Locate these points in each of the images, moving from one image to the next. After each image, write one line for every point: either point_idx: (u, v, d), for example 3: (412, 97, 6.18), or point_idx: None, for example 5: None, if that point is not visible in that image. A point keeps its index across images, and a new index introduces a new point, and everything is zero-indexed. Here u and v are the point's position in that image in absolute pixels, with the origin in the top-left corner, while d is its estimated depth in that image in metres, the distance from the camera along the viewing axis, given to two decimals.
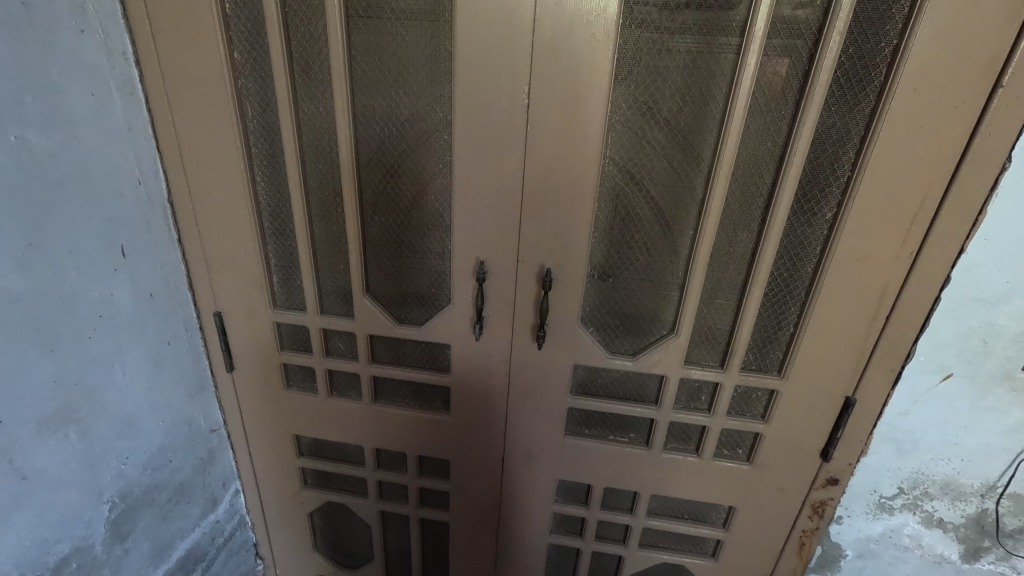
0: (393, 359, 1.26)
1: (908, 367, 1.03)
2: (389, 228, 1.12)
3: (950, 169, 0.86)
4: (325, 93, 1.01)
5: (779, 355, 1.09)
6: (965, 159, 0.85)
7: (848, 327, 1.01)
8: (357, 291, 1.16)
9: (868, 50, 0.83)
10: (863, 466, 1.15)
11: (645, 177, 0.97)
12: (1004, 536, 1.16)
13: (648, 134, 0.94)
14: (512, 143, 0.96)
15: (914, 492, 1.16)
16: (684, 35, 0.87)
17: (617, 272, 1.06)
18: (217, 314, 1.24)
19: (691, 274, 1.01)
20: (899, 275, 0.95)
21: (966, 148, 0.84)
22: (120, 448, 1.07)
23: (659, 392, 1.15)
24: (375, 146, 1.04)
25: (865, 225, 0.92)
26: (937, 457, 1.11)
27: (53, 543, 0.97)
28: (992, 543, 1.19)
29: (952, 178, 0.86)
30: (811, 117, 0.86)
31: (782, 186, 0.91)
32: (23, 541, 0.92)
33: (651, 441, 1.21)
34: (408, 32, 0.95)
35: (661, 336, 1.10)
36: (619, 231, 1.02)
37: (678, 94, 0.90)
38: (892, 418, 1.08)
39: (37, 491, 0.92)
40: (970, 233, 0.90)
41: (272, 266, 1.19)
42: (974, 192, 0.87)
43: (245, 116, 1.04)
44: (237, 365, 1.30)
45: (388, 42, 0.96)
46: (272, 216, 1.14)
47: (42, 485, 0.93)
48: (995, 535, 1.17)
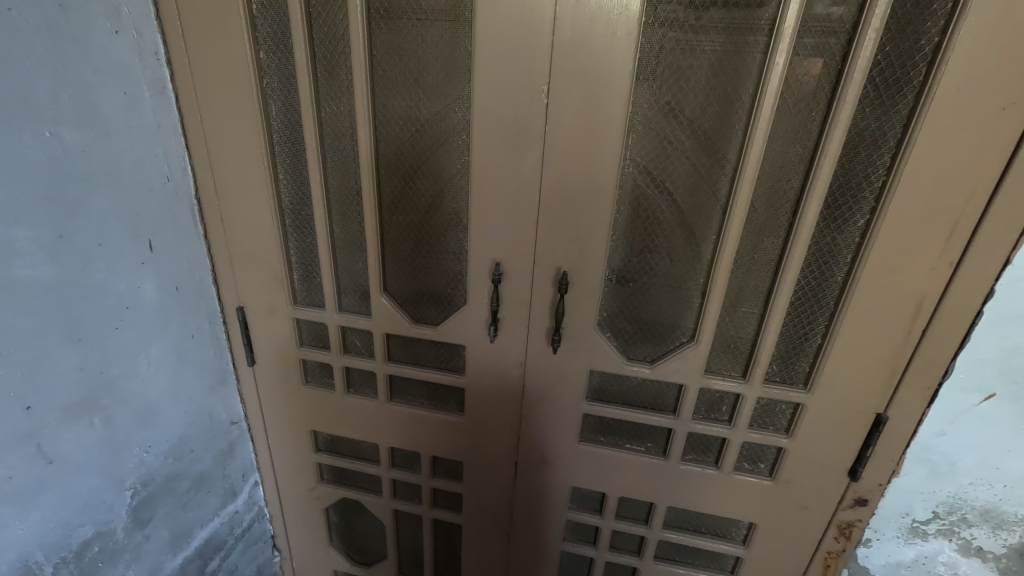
0: (409, 359, 1.26)
1: (946, 384, 0.97)
2: (408, 228, 1.12)
3: (996, 175, 0.81)
4: (348, 92, 1.02)
5: (805, 367, 1.04)
6: (1013, 164, 0.79)
7: (880, 340, 0.96)
8: (375, 290, 1.17)
9: (907, 49, 0.78)
10: (894, 488, 1.09)
11: (667, 180, 0.95)
12: None
13: (670, 135, 0.91)
14: (531, 144, 0.95)
15: (950, 518, 1.09)
16: (710, 34, 0.84)
17: (636, 277, 1.04)
18: (240, 309, 1.26)
19: (712, 281, 0.98)
20: (937, 286, 0.89)
21: (1014, 153, 0.79)
22: (143, 437, 1.10)
23: (678, 401, 1.12)
24: (395, 146, 1.05)
25: (900, 233, 0.87)
26: (977, 482, 1.04)
27: (76, 526, 1.00)
28: None
29: (998, 184, 0.81)
30: (843, 120, 0.82)
31: (811, 191, 0.88)
32: (47, 523, 0.95)
33: (668, 452, 1.18)
34: (429, 32, 0.95)
35: (680, 344, 1.07)
36: (638, 235, 1.00)
37: (702, 95, 0.88)
38: (926, 438, 1.03)
39: (62, 475, 0.95)
40: (1017, 243, 0.84)
41: (293, 263, 1.21)
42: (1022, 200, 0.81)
43: (270, 114, 1.06)
44: (258, 359, 1.33)
45: (409, 42, 0.96)
46: (294, 213, 1.16)
47: (67, 469, 0.96)
48: None
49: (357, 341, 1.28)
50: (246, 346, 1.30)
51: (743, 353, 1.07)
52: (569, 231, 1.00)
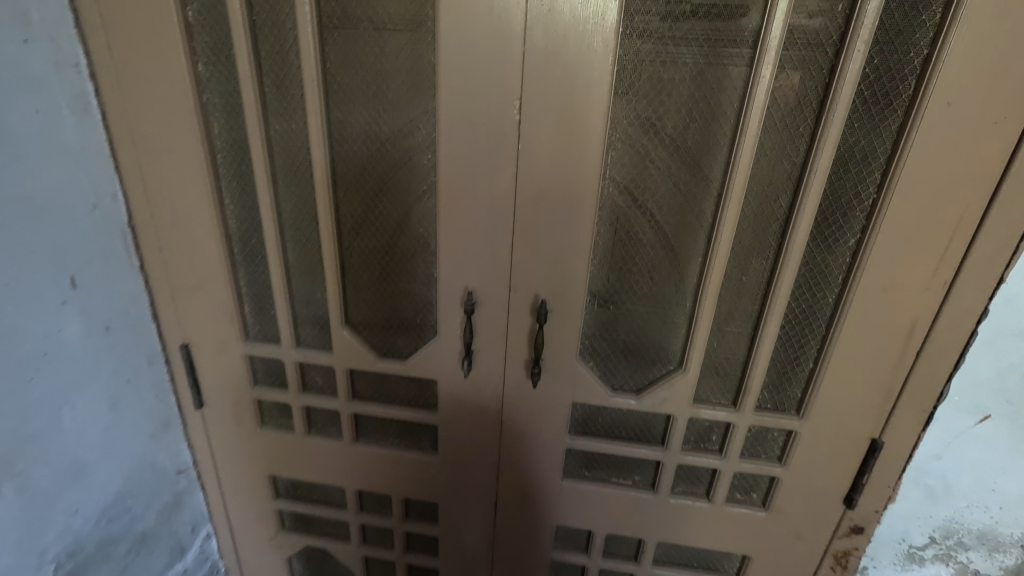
0: (376, 396, 1.15)
1: (942, 406, 0.93)
2: (371, 255, 1.03)
3: (989, 191, 0.77)
4: (300, 108, 0.92)
5: (797, 392, 1.00)
6: (1006, 179, 0.76)
7: (875, 363, 0.91)
8: (335, 323, 1.06)
9: (896, 61, 0.75)
10: (891, 514, 1.05)
11: (649, 200, 0.89)
12: None
13: (652, 152, 0.85)
14: (503, 163, 0.87)
15: (947, 542, 1.05)
16: (691, 45, 0.79)
17: (619, 302, 0.97)
18: (184, 347, 1.13)
19: (700, 305, 0.92)
20: (931, 306, 0.86)
21: (1007, 168, 0.76)
22: (67, 500, 0.96)
23: (666, 432, 1.05)
24: (355, 167, 0.96)
25: (893, 251, 0.83)
26: (973, 505, 1.00)
27: None
28: None
29: (992, 200, 0.78)
30: (833, 135, 0.78)
31: (801, 210, 0.83)
32: None
33: (657, 485, 1.11)
34: (388, 41, 0.86)
35: (667, 371, 1.00)
36: (620, 258, 0.93)
37: (685, 110, 0.82)
38: (923, 462, 0.99)
39: None
40: (1010, 260, 0.81)
41: (244, 295, 1.10)
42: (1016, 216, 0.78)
43: (212, 132, 0.96)
44: (207, 401, 1.20)
45: (367, 53, 0.88)
46: (244, 240, 1.05)
47: None
48: None
49: (318, 378, 1.17)
50: (192, 387, 1.17)
51: (733, 378, 1.01)
52: (547, 256, 0.92)
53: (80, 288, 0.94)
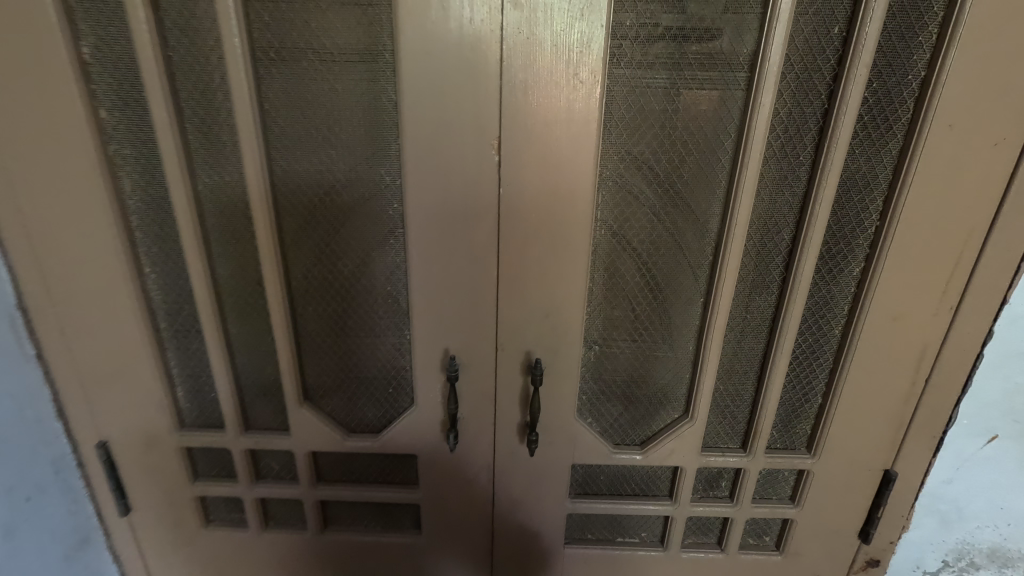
0: (346, 476, 1.00)
1: (951, 431, 0.90)
2: (330, 320, 0.88)
3: (991, 212, 0.75)
4: (233, 156, 0.78)
5: (806, 429, 0.94)
6: (1008, 200, 0.74)
7: (885, 393, 0.87)
8: (292, 401, 0.91)
9: (895, 83, 0.70)
10: (904, 542, 1.01)
11: (644, 241, 0.81)
12: None
13: (648, 188, 0.78)
14: (483, 209, 0.77)
15: (959, 564, 1.02)
16: (684, 72, 0.72)
17: (617, 351, 0.88)
18: (101, 446, 0.93)
19: (706, 348, 0.85)
20: (939, 332, 0.82)
21: (1007, 189, 0.73)
22: None
23: (674, 484, 0.97)
24: (304, 221, 0.82)
25: (900, 279, 0.79)
26: (983, 524, 0.98)
27: None
28: None
29: (994, 222, 0.75)
30: (837, 163, 0.73)
31: (807, 242, 0.77)
32: None
33: (667, 540, 1.02)
34: (338, 76, 0.74)
35: (672, 420, 0.92)
36: (617, 304, 0.85)
37: (680, 141, 0.75)
38: (934, 487, 0.95)
39: None
40: (1014, 281, 0.79)
41: (175, 376, 0.92)
42: (1018, 237, 0.76)
43: (122, 189, 0.79)
44: (134, 505, 0.99)
45: (313, 91, 0.75)
46: (170, 313, 0.87)
47: None
48: None
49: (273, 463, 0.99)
50: (115, 491, 0.97)
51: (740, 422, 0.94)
52: (537, 308, 0.82)
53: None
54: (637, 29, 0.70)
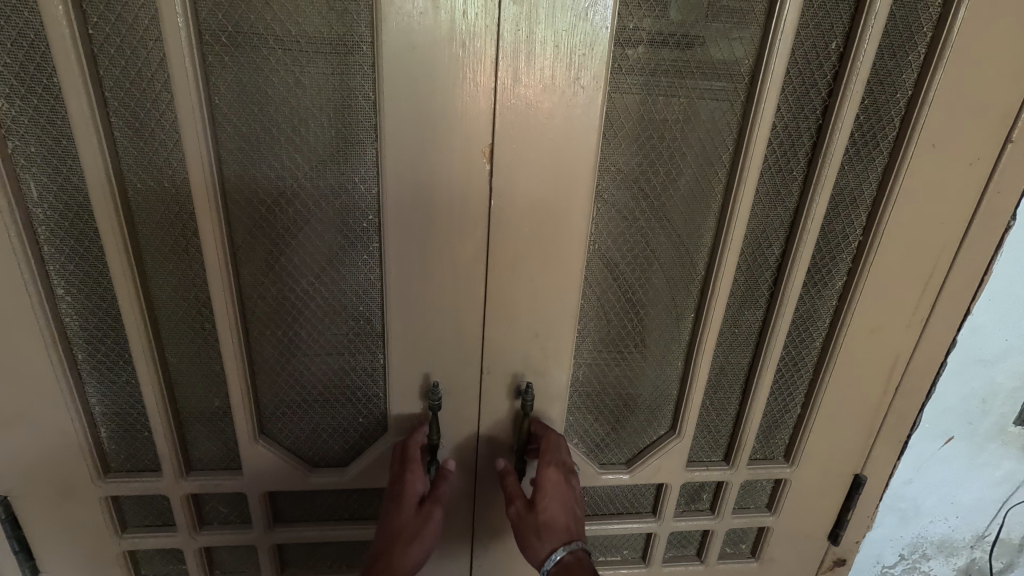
0: (306, 515, 0.89)
1: (915, 434, 0.95)
2: (289, 345, 0.78)
3: (962, 229, 0.78)
4: (172, 158, 0.65)
5: (785, 439, 0.95)
6: (977, 218, 0.77)
7: (859, 402, 0.90)
8: (244, 437, 0.79)
9: (884, 101, 0.71)
10: (868, 540, 1.05)
11: (637, 256, 0.77)
12: None
13: (644, 201, 0.74)
14: (471, 221, 0.70)
15: (913, 556, 1.08)
16: (685, 81, 0.69)
17: (606, 368, 0.84)
18: (1, 500, 0.78)
19: (696, 364, 0.83)
20: (910, 342, 0.85)
21: (978, 207, 0.76)
22: None
23: (658, 501, 0.94)
24: (260, 234, 0.71)
25: (879, 292, 0.81)
26: (936, 519, 1.04)
27: None
28: None
29: (964, 238, 0.78)
30: (829, 178, 0.73)
31: (797, 257, 0.77)
32: None
33: (649, 556, 1.00)
34: (304, 68, 0.64)
35: (659, 437, 0.90)
36: (609, 320, 0.81)
37: (679, 153, 0.72)
38: (896, 488, 1.00)
39: None
40: (976, 293, 0.83)
41: (96, 414, 0.77)
42: (984, 253, 0.79)
43: (25, 195, 0.64)
44: (45, 564, 0.84)
45: (272, 84, 0.64)
46: (90, 342, 0.73)
47: None
48: None
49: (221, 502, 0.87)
50: (21, 552, 0.81)
51: (724, 436, 0.93)
52: (526, 328, 0.76)
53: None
54: (639, 33, 0.66)
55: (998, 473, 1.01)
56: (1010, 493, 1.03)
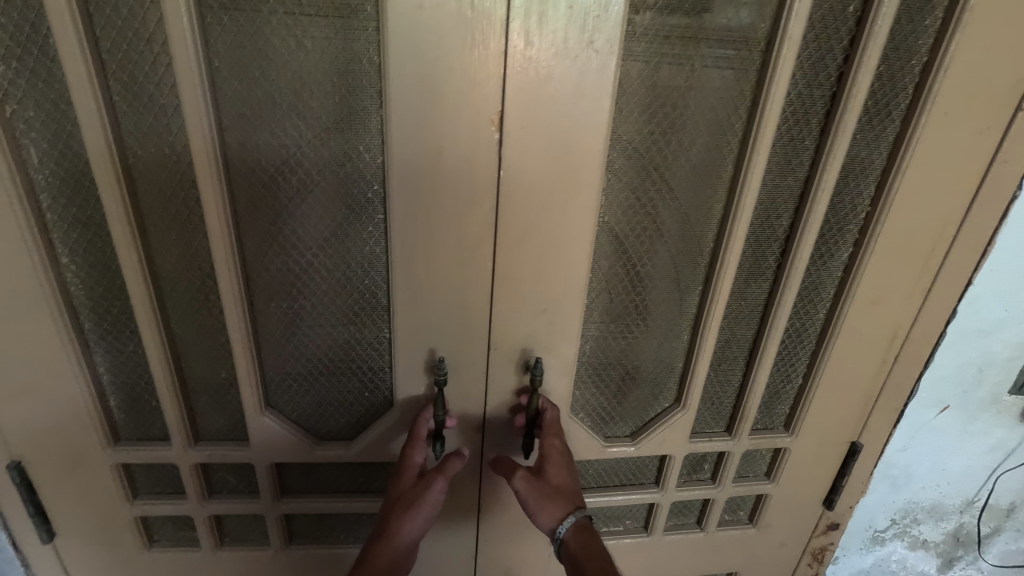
0: (314, 488, 0.90)
1: (911, 404, 0.97)
2: (293, 321, 0.77)
3: (970, 199, 0.78)
4: (173, 124, 0.63)
5: (785, 410, 0.96)
6: (985, 188, 0.77)
7: (859, 372, 0.91)
8: (251, 409, 0.79)
9: (898, 68, 0.70)
10: (861, 506, 1.08)
11: (646, 228, 0.77)
12: (977, 544, 1.18)
13: (656, 171, 0.73)
14: (480, 190, 0.68)
15: (904, 521, 1.12)
16: (700, 47, 0.67)
17: (614, 341, 0.85)
18: (16, 465, 0.78)
19: (702, 336, 0.83)
20: (911, 313, 0.86)
21: (986, 177, 0.76)
22: None
23: (661, 472, 0.96)
24: (263, 204, 0.70)
25: (885, 264, 0.81)
26: (928, 485, 1.07)
27: None
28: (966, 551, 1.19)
29: (970, 208, 0.78)
30: (841, 148, 0.72)
31: (806, 229, 0.77)
32: None
33: (651, 525, 1.02)
34: (306, 31, 0.62)
35: (663, 410, 0.91)
36: (617, 292, 0.81)
37: (692, 122, 0.71)
38: (890, 455, 1.02)
39: None
40: (979, 264, 0.83)
41: (106, 383, 0.77)
42: (988, 223, 0.80)
43: (24, 161, 0.62)
44: (61, 529, 0.85)
45: (274, 47, 0.62)
46: (96, 313, 0.72)
47: None
48: (969, 544, 1.18)
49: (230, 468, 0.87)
50: (37, 515, 0.82)
51: (726, 407, 0.94)
52: (535, 301, 0.76)
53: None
54: None
55: (990, 440, 1.04)
56: (1000, 460, 1.06)
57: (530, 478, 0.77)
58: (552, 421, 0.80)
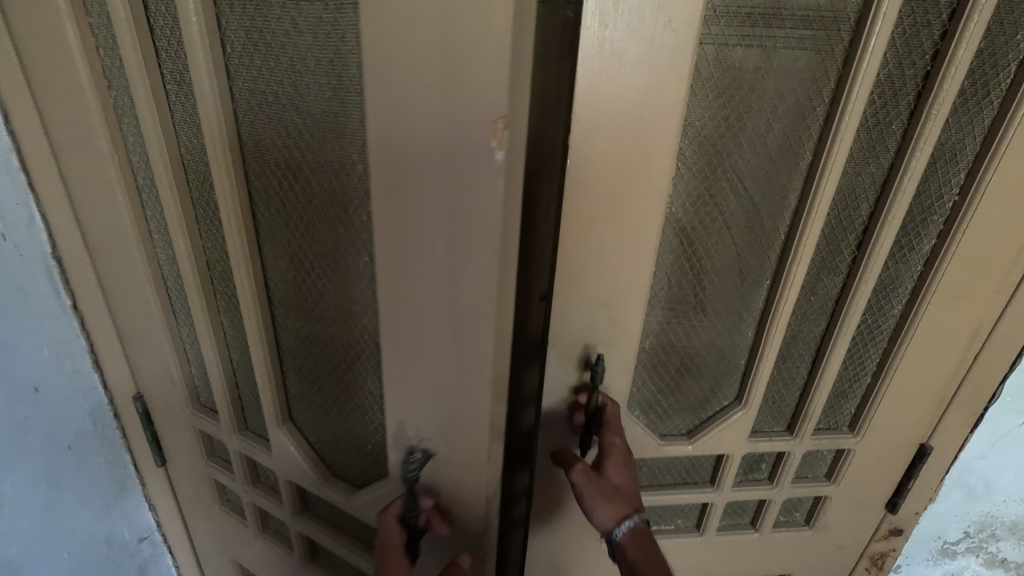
0: (331, 520, 0.90)
1: (992, 408, 0.91)
2: (308, 344, 0.77)
3: None
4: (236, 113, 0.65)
5: (851, 409, 0.91)
6: None
7: (934, 370, 0.85)
8: (272, 420, 0.82)
9: (1001, 44, 0.65)
10: (930, 514, 1.02)
11: (714, 221, 0.73)
12: None
13: (726, 160, 0.69)
14: None
15: (980, 535, 1.06)
16: (784, 22, 0.62)
17: (675, 338, 0.81)
18: (138, 398, 0.92)
19: (770, 333, 0.79)
20: (996, 310, 0.80)
21: None
22: None
23: (717, 471, 0.93)
24: (281, 211, 0.69)
25: (974, 257, 0.75)
26: (1010, 499, 1.02)
27: None
28: None
29: None
30: (934, 132, 0.66)
31: (888, 219, 0.72)
32: None
33: (703, 525, 0.99)
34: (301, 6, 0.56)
35: (723, 409, 0.87)
36: (680, 287, 0.77)
37: (770, 106, 0.66)
38: (966, 462, 0.97)
39: None
40: None
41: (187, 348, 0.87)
42: None
43: (123, 145, 0.72)
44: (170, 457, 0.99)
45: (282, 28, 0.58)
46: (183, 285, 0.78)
47: None
48: None
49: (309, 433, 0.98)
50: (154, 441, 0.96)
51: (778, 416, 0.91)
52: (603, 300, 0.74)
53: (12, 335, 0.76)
54: None
55: None
56: None
57: (590, 472, 0.75)
58: (612, 416, 0.77)
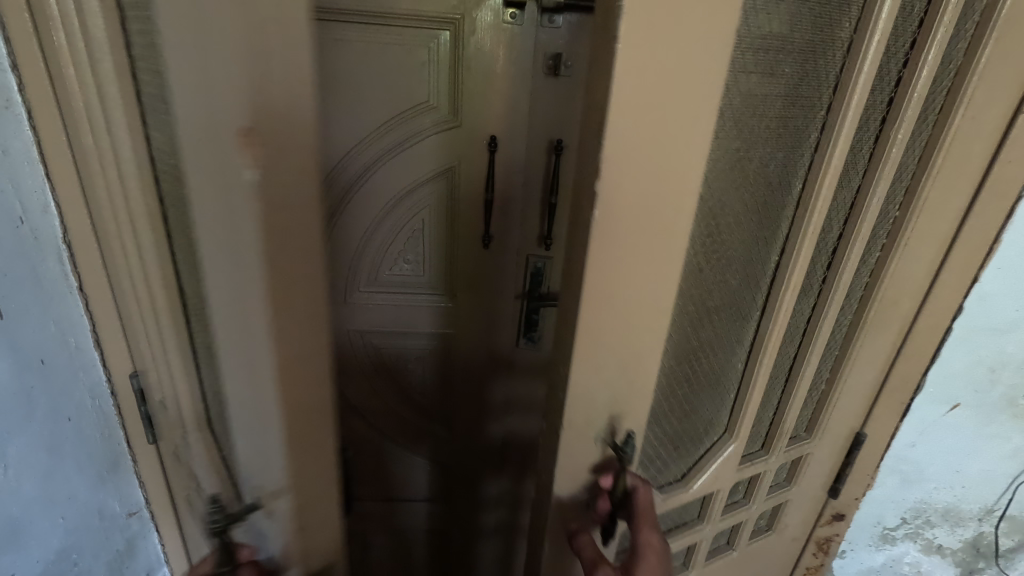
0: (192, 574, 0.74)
1: (918, 400, 0.98)
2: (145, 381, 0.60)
3: (983, 167, 0.73)
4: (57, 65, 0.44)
5: (807, 414, 0.90)
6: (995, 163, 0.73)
7: (876, 357, 0.87)
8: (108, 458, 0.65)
9: (951, 47, 0.65)
10: (868, 500, 1.10)
11: (718, 249, 0.63)
12: (998, 556, 1.20)
13: (738, 186, 0.61)
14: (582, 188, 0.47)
15: (916, 521, 1.15)
16: (791, 29, 0.55)
17: (673, 386, 0.70)
18: None
19: (763, 353, 0.73)
20: (919, 299, 0.83)
21: (995, 155, 0.73)
22: None
23: (706, 507, 0.84)
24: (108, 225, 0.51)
25: (919, 249, 0.77)
26: (940, 486, 1.10)
27: None
28: (985, 562, 1.21)
29: (988, 170, 0.74)
30: (901, 139, 0.64)
31: (860, 226, 0.69)
32: None
33: (691, 561, 0.89)
34: None
35: (711, 443, 0.80)
36: (687, 326, 0.66)
37: (776, 127, 0.60)
38: (898, 450, 1.05)
39: None
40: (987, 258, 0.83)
41: None
42: (997, 212, 0.78)
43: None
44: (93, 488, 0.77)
45: None
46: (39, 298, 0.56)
47: None
48: (989, 556, 1.20)
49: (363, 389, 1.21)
50: None
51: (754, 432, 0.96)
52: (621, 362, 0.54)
53: (14, 322, 0.55)
54: None
55: (1008, 446, 1.07)
56: (1020, 469, 1.10)
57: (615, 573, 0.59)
58: (642, 503, 0.60)
